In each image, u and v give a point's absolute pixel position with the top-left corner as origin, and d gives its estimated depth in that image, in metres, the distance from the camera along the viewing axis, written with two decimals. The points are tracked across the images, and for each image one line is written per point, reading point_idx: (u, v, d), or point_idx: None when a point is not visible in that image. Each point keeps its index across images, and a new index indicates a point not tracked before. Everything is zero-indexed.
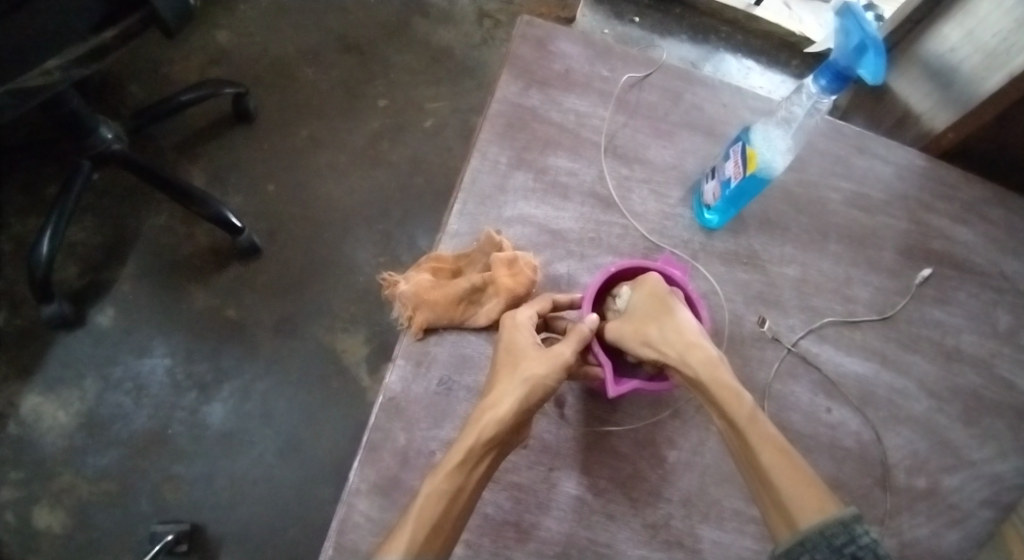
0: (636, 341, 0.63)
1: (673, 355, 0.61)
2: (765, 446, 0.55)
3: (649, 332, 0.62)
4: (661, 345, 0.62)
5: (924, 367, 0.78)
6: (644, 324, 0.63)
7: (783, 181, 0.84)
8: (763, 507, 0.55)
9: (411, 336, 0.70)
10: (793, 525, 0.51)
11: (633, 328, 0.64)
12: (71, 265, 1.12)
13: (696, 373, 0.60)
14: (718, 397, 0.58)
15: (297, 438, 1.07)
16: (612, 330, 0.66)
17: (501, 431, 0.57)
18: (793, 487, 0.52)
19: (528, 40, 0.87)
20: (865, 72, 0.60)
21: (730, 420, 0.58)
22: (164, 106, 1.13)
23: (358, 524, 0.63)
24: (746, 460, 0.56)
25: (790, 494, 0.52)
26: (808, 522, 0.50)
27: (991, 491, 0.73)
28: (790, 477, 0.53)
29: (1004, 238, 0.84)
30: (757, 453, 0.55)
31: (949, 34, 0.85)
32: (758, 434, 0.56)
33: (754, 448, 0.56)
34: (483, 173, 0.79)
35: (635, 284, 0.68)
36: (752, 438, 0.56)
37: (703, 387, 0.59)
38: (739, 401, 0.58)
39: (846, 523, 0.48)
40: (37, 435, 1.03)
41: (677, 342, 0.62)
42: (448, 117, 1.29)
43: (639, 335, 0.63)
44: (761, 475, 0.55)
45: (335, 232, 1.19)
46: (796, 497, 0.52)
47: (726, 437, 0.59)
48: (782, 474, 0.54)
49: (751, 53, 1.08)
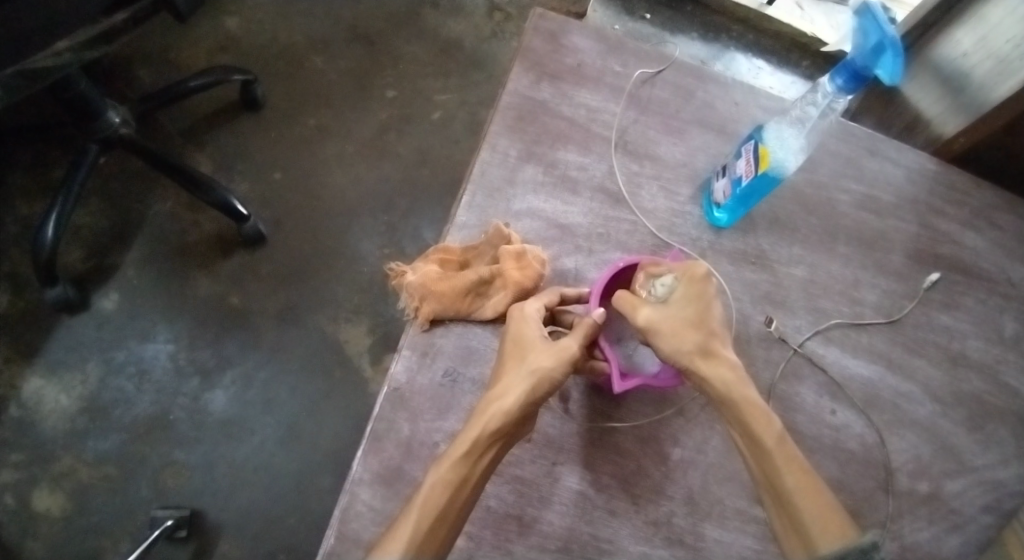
0: (669, 345, 0.62)
1: (705, 368, 0.61)
2: (790, 467, 0.56)
3: (685, 341, 0.62)
4: (694, 355, 0.61)
5: (929, 371, 0.77)
6: (683, 331, 0.62)
7: (794, 181, 0.83)
8: (778, 524, 0.57)
9: (417, 327, 0.70)
10: (811, 547, 0.52)
11: (670, 329, 0.62)
12: (76, 249, 1.12)
13: (724, 389, 0.60)
14: (746, 414, 0.59)
15: (298, 427, 1.07)
16: (645, 316, 0.63)
17: (507, 423, 0.57)
18: (814, 511, 0.53)
19: (540, 33, 0.86)
20: (882, 71, 0.60)
21: (755, 438, 0.58)
22: (173, 91, 1.12)
23: (360, 513, 0.63)
24: (768, 479, 0.56)
25: (812, 516, 0.53)
26: (828, 547, 0.51)
27: (993, 497, 0.72)
28: (811, 499, 0.54)
29: (1013, 244, 0.84)
30: (781, 473, 0.56)
31: (960, 39, 0.84)
32: (783, 455, 0.56)
33: (778, 469, 0.56)
34: (492, 165, 0.79)
35: (677, 276, 0.65)
36: (778, 458, 0.56)
37: (730, 402, 0.60)
38: (768, 421, 0.58)
39: (865, 550, 0.49)
40: (38, 417, 1.04)
41: (711, 355, 0.61)
42: (456, 110, 1.28)
43: (674, 339, 0.62)
44: (781, 494, 0.55)
45: (340, 222, 1.19)
46: (816, 520, 0.53)
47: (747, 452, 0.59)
48: (803, 496, 0.54)
49: (763, 53, 1.07)
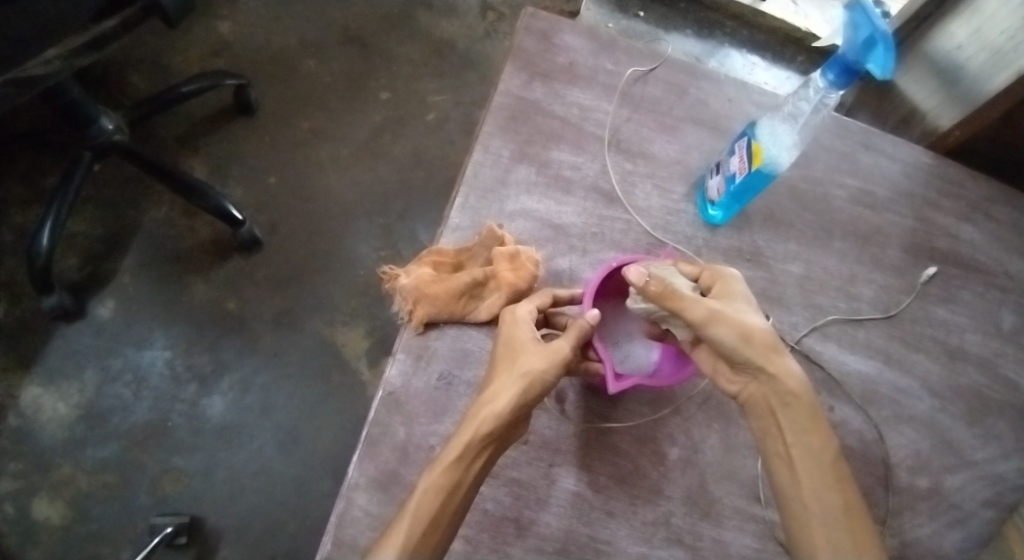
0: (742, 333, 0.57)
1: (778, 366, 0.57)
2: (839, 487, 0.54)
3: (753, 329, 0.58)
4: (766, 350, 0.57)
5: (927, 366, 0.77)
6: (748, 321, 0.58)
7: (789, 177, 0.83)
8: (798, 523, 0.54)
9: (411, 330, 0.70)
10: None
11: (738, 317, 0.58)
12: (71, 257, 1.12)
13: (793, 391, 0.57)
14: (813, 423, 0.56)
15: (297, 431, 1.06)
16: (710, 306, 0.57)
17: (498, 426, 0.56)
18: (857, 534, 0.52)
19: (532, 32, 0.86)
20: (874, 65, 0.59)
21: (811, 451, 0.55)
22: (166, 97, 1.12)
23: (357, 519, 0.62)
24: (814, 488, 0.54)
25: (851, 537, 0.52)
26: None
27: (992, 491, 0.72)
28: (856, 523, 0.53)
29: (1010, 237, 0.84)
30: (830, 491, 0.54)
31: (956, 31, 0.83)
32: (835, 471, 0.55)
33: (828, 486, 0.54)
34: (485, 166, 0.78)
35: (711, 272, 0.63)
36: (831, 477, 0.54)
37: (797, 405, 0.57)
38: (828, 437, 0.56)
39: None
40: (37, 426, 1.03)
41: (781, 353, 0.58)
42: (450, 110, 1.28)
43: (745, 328, 0.57)
44: (822, 504, 0.53)
45: (335, 225, 1.18)
46: (858, 543, 0.51)
47: (793, 454, 0.56)
48: (847, 516, 0.53)
49: (757, 49, 1.07)
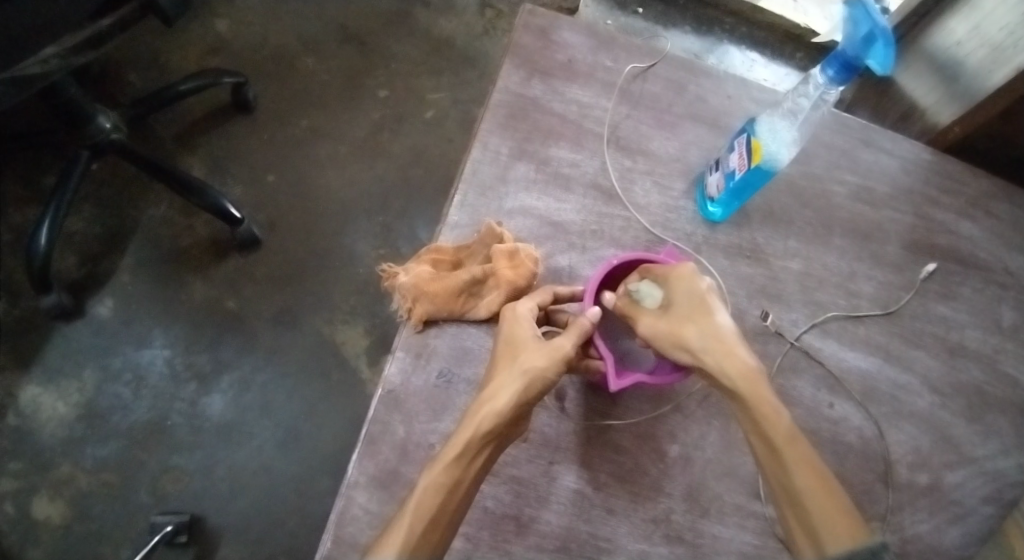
0: (673, 343, 0.61)
1: (711, 365, 0.60)
2: (800, 467, 0.54)
3: (686, 333, 0.61)
4: (700, 350, 0.60)
5: (927, 362, 0.77)
6: (682, 327, 0.62)
7: (788, 173, 0.83)
8: (785, 516, 0.56)
9: (410, 328, 0.70)
10: (822, 548, 0.51)
11: (669, 327, 0.62)
12: (69, 256, 1.11)
13: (733, 384, 0.59)
14: (757, 410, 0.57)
15: (297, 429, 1.06)
16: (646, 325, 0.63)
17: (499, 424, 0.57)
18: (825, 513, 0.52)
19: (531, 29, 0.86)
20: (874, 61, 0.60)
21: (765, 436, 0.57)
22: (164, 95, 1.12)
23: (357, 517, 0.62)
24: (776, 476, 0.55)
25: (820, 517, 0.52)
26: (836, 547, 0.50)
27: (993, 488, 0.72)
28: (821, 500, 0.53)
29: (1010, 234, 0.84)
30: (791, 473, 0.54)
31: (954, 27, 0.83)
32: (793, 452, 0.55)
33: (787, 469, 0.55)
34: (484, 164, 0.78)
35: (664, 276, 0.65)
36: (787, 459, 0.55)
37: (741, 396, 0.58)
38: (779, 417, 0.56)
39: (875, 551, 0.48)
40: (36, 426, 1.03)
41: (717, 349, 0.60)
42: (449, 108, 1.27)
43: (677, 337, 0.61)
44: (788, 490, 0.54)
45: (334, 224, 1.18)
46: (826, 521, 0.51)
47: (756, 446, 0.58)
48: (814, 496, 0.53)
49: (756, 45, 1.07)
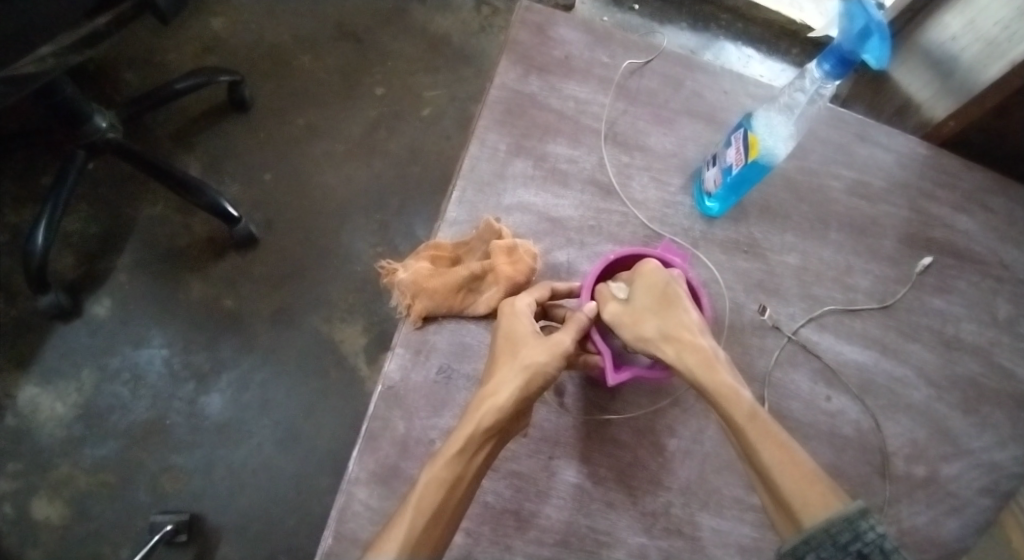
0: (633, 335, 0.63)
1: (670, 354, 0.61)
2: (767, 444, 0.54)
3: (646, 325, 0.63)
4: (658, 342, 0.62)
5: (924, 355, 0.77)
6: (643, 319, 0.63)
7: (785, 168, 0.83)
8: (766, 502, 0.54)
9: (409, 324, 0.70)
10: (798, 525, 0.49)
11: (631, 319, 0.63)
12: (67, 255, 1.11)
13: (692, 371, 0.60)
14: (715, 394, 0.58)
15: (296, 427, 1.06)
16: (609, 312, 0.65)
17: (500, 420, 0.57)
18: (796, 486, 0.51)
19: (528, 26, 0.86)
20: (870, 56, 0.59)
21: (728, 419, 0.57)
22: (160, 94, 1.11)
23: (358, 513, 0.63)
24: (748, 459, 0.55)
25: (792, 491, 0.51)
26: (812, 521, 0.48)
27: (989, 479, 0.73)
28: (791, 474, 0.52)
29: (1005, 227, 0.84)
30: (758, 451, 0.54)
31: (949, 22, 0.83)
32: (758, 431, 0.55)
33: (757, 449, 0.54)
34: (481, 160, 0.78)
35: (633, 271, 0.67)
36: (752, 438, 0.55)
37: (700, 384, 0.59)
38: (738, 398, 0.57)
39: (851, 519, 0.47)
40: (35, 426, 1.03)
41: (674, 339, 0.62)
42: (445, 106, 1.27)
43: (637, 329, 0.63)
44: (760, 471, 0.54)
45: (331, 222, 1.18)
46: (800, 495, 0.50)
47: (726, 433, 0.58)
48: (783, 471, 0.52)
49: (752, 41, 1.07)
